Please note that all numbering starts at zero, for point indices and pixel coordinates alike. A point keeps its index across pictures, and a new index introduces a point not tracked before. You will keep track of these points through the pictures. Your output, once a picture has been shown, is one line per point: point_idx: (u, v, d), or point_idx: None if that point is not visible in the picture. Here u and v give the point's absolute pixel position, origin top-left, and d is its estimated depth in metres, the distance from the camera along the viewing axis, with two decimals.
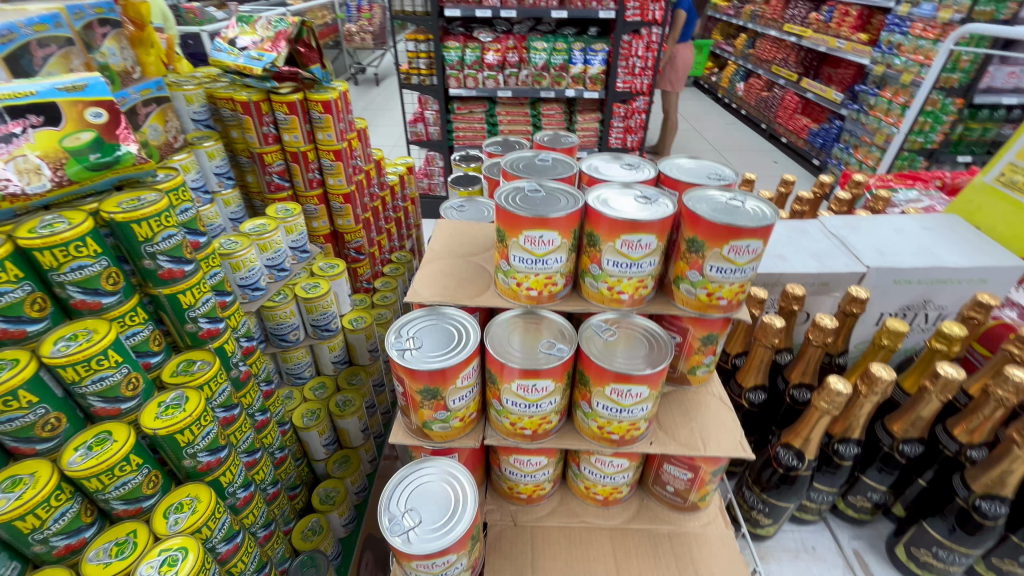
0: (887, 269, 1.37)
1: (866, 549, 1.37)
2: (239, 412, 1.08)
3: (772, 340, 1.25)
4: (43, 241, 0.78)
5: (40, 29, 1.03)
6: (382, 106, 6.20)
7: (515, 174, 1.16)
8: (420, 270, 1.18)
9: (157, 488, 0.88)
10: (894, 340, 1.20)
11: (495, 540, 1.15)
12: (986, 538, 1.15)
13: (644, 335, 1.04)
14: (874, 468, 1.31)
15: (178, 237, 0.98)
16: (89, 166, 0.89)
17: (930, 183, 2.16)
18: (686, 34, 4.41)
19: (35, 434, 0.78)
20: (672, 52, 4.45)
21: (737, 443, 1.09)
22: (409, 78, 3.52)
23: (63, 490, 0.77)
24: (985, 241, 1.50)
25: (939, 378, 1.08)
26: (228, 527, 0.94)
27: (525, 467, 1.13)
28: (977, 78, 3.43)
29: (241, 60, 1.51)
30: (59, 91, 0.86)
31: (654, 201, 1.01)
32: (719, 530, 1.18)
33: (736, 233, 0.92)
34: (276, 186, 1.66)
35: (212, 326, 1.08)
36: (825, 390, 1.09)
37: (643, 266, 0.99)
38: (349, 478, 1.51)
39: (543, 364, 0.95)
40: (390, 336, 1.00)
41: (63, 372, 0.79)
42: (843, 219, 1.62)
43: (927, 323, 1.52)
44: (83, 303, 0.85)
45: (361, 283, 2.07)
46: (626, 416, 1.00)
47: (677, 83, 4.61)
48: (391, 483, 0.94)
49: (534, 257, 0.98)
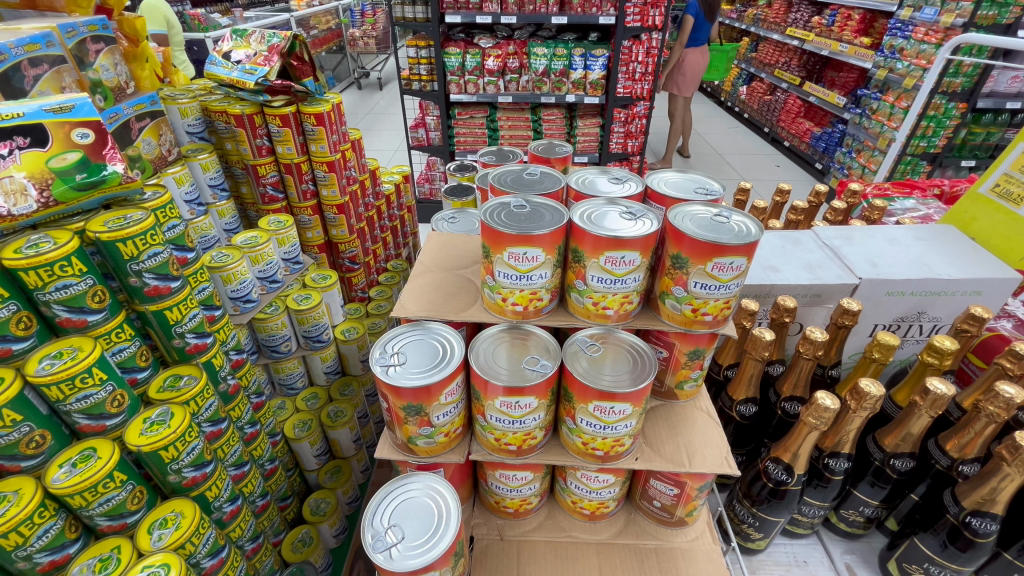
0: (880, 280, 1.36)
1: (858, 563, 1.34)
2: (227, 426, 1.09)
3: (762, 353, 1.23)
4: (29, 261, 0.80)
5: (32, 48, 1.05)
6: (383, 110, 6.22)
7: (503, 188, 1.17)
8: (408, 284, 1.18)
9: (141, 504, 0.89)
10: (885, 354, 1.18)
11: (481, 554, 1.15)
12: (978, 554, 1.13)
13: (630, 351, 1.04)
14: (866, 482, 1.29)
15: (165, 255, 0.99)
16: (75, 186, 0.91)
17: (928, 191, 2.14)
18: (697, 39, 4.37)
19: (20, 451, 0.79)
20: (680, 56, 4.46)
21: (722, 459, 1.08)
22: (410, 83, 3.54)
23: (46, 507, 0.77)
24: (980, 252, 1.48)
25: (928, 394, 1.05)
26: (213, 542, 0.95)
27: (511, 481, 1.13)
28: (980, 83, 3.39)
29: (236, 73, 1.54)
30: (45, 113, 0.89)
31: (640, 217, 1.01)
32: (706, 546, 1.18)
33: (719, 250, 0.92)
34: (270, 198, 1.68)
35: (199, 341, 1.09)
36: (812, 405, 1.07)
37: (628, 282, 0.99)
38: (340, 489, 1.53)
39: (528, 381, 0.95)
40: (376, 352, 1.00)
41: (48, 390, 0.80)
42: (838, 229, 1.61)
43: (921, 335, 1.50)
44: (69, 321, 0.87)
45: (356, 291, 2.09)
46: (610, 432, 1.00)
47: (686, 87, 4.61)
48: (376, 499, 0.94)
49: (518, 273, 0.98)
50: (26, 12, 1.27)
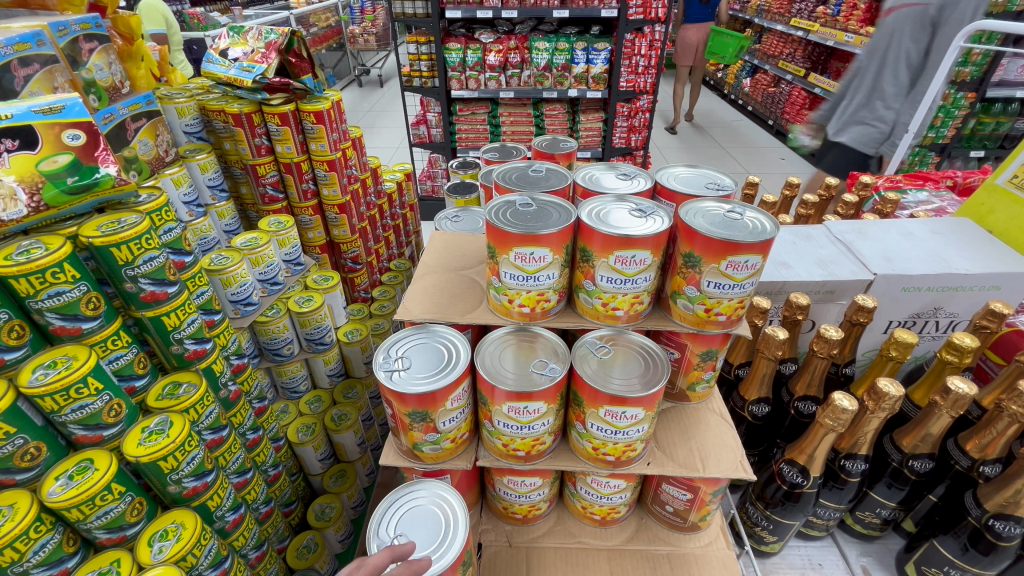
0: (896, 276, 1.32)
1: (874, 565, 1.30)
2: (228, 433, 1.07)
3: (775, 352, 1.19)
4: (20, 268, 0.78)
5: (21, 48, 1.02)
6: (385, 108, 6.18)
7: (508, 187, 1.13)
8: (411, 286, 1.15)
9: (141, 515, 0.87)
10: (903, 352, 1.14)
11: (489, 561, 1.13)
12: (1000, 558, 1.10)
13: (640, 352, 1.01)
14: (883, 483, 1.25)
15: (161, 259, 0.96)
16: (67, 190, 0.89)
17: (940, 184, 2.11)
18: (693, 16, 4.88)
19: (14, 464, 0.76)
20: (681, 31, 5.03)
21: (737, 463, 1.05)
22: (411, 80, 3.50)
23: (43, 521, 0.75)
24: (999, 246, 1.44)
25: (949, 394, 1.01)
26: (215, 552, 0.93)
27: (519, 487, 1.10)
28: (990, 72, 3.31)
29: (233, 71, 1.51)
30: (35, 114, 0.87)
31: (649, 215, 0.98)
32: (720, 551, 1.15)
33: (733, 249, 0.89)
34: (270, 198, 1.65)
35: (199, 347, 1.07)
36: (828, 406, 1.03)
37: (638, 282, 0.95)
38: (345, 493, 1.50)
39: (536, 386, 0.92)
40: (380, 356, 0.97)
41: (41, 401, 0.78)
42: (850, 223, 1.57)
43: (938, 331, 1.47)
44: (62, 329, 0.84)
45: (359, 292, 2.08)
46: (621, 437, 0.97)
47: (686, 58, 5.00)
48: (381, 507, 0.91)
49: (525, 274, 0.95)
50: (18, 10, 1.24)
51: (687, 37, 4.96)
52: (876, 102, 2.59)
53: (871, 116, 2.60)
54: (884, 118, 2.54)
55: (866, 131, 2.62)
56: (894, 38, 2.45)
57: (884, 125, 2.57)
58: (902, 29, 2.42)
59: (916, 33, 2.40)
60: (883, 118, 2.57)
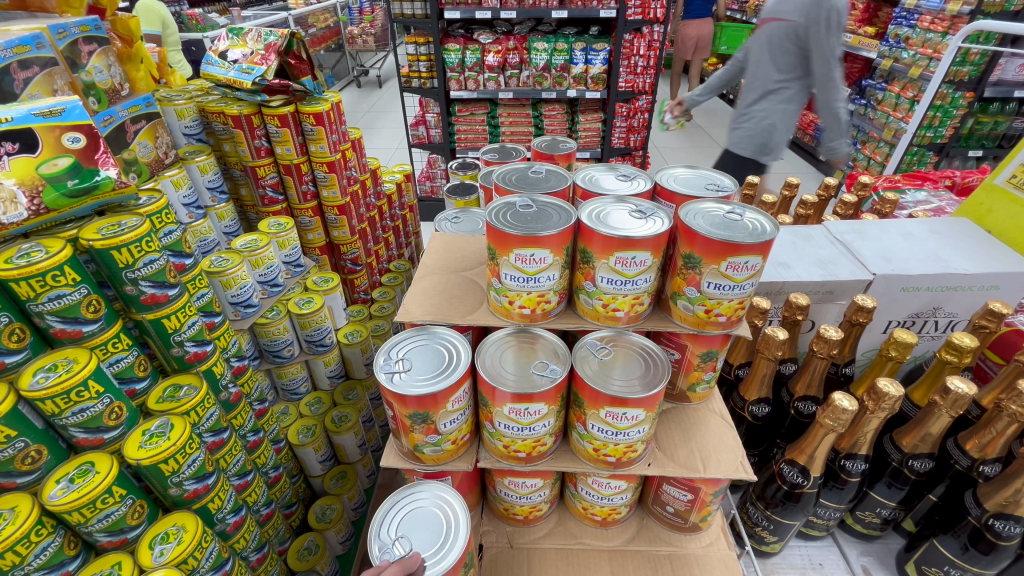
0: (895, 276, 1.33)
1: (875, 565, 1.30)
2: (229, 435, 1.07)
3: (775, 352, 1.19)
4: (20, 271, 0.78)
5: (21, 50, 1.02)
6: (384, 109, 6.18)
7: (508, 188, 1.13)
8: (412, 287, 1.15)
9: (142, 518, 0.87)
10: (903, 352, 1.14)
11: (490, 563, 1.13)
12: (1000, 558, 1.10)
13: (641, 352, 1.01)
14: (883, 483, 1.26)
15: (161, 262, 0.96)
16: (67, 192, 0.89)
17: (939, 183, 2.11)
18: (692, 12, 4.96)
19: (15, 468, 0.76)
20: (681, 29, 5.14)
21: (738, 463, 1.05)
22: (409, 80, 3.50)
23: (44, 525, 0.75)
24: (998, 246, 1.44)
25: (948, 394, 1.01)
26: (216, 555, 0.93)
27: (520, 488, 1.10)
28: (988, 71, 3.32)
29: (233, 73, 1.51)
30: (35, 117, 0.87)
31: (649, 215, 0.98)
32: (721, 552, 1.15)
33: (733, 250, 0.89)
34: (270, 200, 1.65)
35: (199, 349, 1.07)
36: (828, 406, 1.03)
37: (638, 283, 0.96)
38: (345, 495, 1.50)
39: (537, 388, 0.92)
40: (380, 358, 0.97)
41: (43, 404, 0.78)
42: (849, 223, 1.57)
43: (937, 331, 1.47)
44: (63, 332, 0.84)
45: (359, 293, 2.08)
46: (622, 438, 0.97)
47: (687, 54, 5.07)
48: (383, 508, 0.91)
49: (526, 275, 0.95)
50: (17, 13, 1.24)
51: (687, 33, 5.04)
52: (747, 106, 2.22)
53: (753, 120, 2.20)
54: (765, 121, 2.15)
55: (743, 136, 2.24)
56: (761, 53, 2.11)
57: (769, 126, 2.15)
58: (775, 46, 2.04)
59: (785, 51, 2.03)
60: (768, 119, 2.14)
